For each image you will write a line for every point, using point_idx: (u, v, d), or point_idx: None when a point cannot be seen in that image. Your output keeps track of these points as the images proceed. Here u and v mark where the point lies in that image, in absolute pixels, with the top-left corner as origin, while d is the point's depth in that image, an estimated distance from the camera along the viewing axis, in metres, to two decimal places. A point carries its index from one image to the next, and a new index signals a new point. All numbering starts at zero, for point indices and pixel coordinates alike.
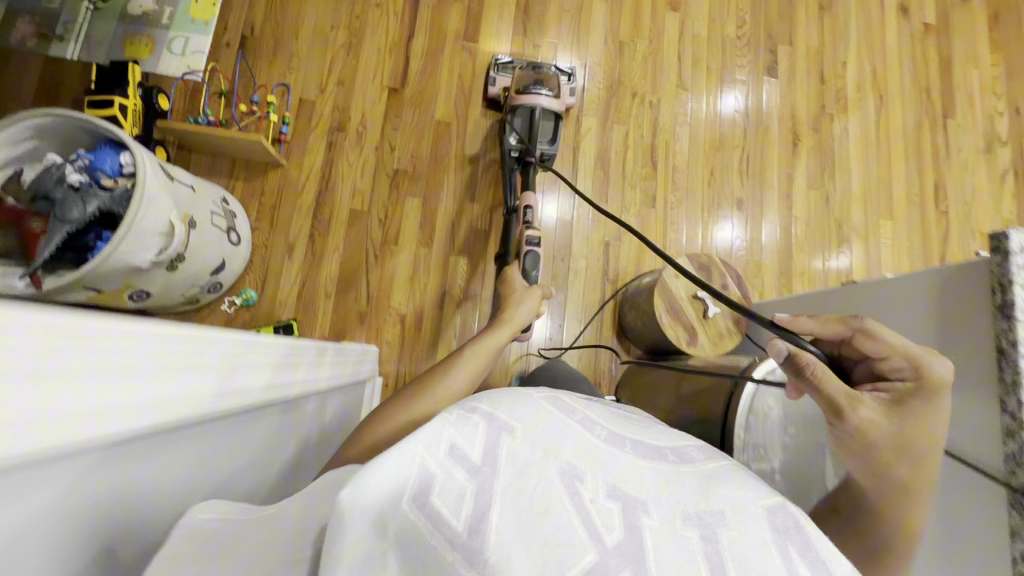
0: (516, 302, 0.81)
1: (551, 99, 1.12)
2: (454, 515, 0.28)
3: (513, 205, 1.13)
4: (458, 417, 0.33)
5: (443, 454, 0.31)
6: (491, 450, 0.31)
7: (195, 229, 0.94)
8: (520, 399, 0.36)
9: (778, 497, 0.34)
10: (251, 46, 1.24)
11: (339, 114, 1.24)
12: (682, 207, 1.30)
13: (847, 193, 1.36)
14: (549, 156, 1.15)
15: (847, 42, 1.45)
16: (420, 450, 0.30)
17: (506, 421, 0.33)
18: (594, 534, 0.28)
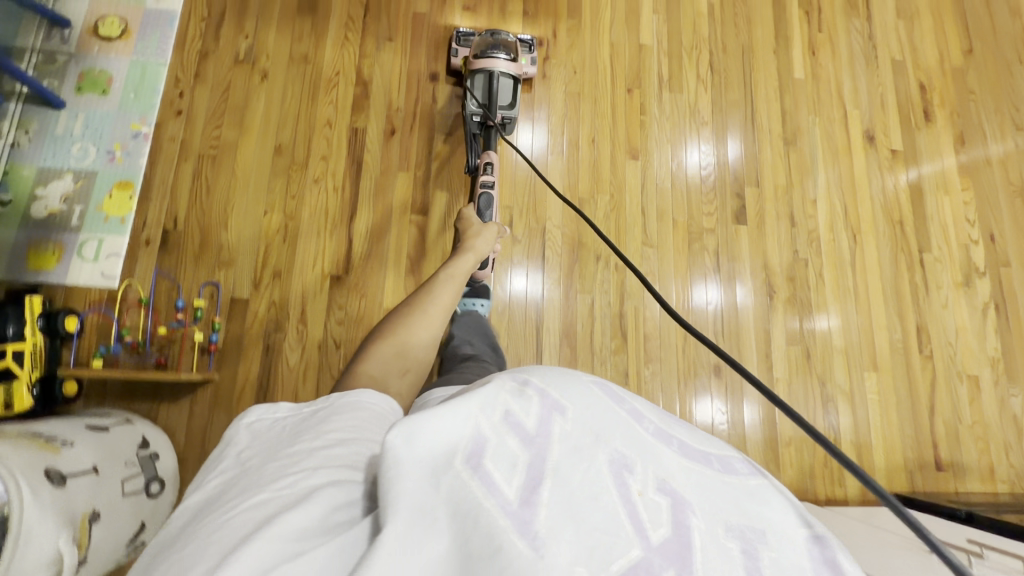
0: (474, 235, 1.06)
1: (509, 63, 1.19)
2: (507, 482, 0.30)
3: (475, 163, 1.22)
4: (514, 389, 0.35)
5: (500, 417, 0.33)
6: (546, 421, 0.33)
7: (101, 518, 0.81)
8: (574, 381, 0.36)
9: (797, 513, 0.32)
10: (174, 242, 1.12)
11: (277, 312, 1.13)
12: (657, 380, 1.21)
13: (828, 346, 1.29)
14: (509, 119, 1.23)
15: (815, 179, 1.39)
16: (476, 410, 0.33)
17: (558, 400, 0.34)
18: (640, 530, 0.29)
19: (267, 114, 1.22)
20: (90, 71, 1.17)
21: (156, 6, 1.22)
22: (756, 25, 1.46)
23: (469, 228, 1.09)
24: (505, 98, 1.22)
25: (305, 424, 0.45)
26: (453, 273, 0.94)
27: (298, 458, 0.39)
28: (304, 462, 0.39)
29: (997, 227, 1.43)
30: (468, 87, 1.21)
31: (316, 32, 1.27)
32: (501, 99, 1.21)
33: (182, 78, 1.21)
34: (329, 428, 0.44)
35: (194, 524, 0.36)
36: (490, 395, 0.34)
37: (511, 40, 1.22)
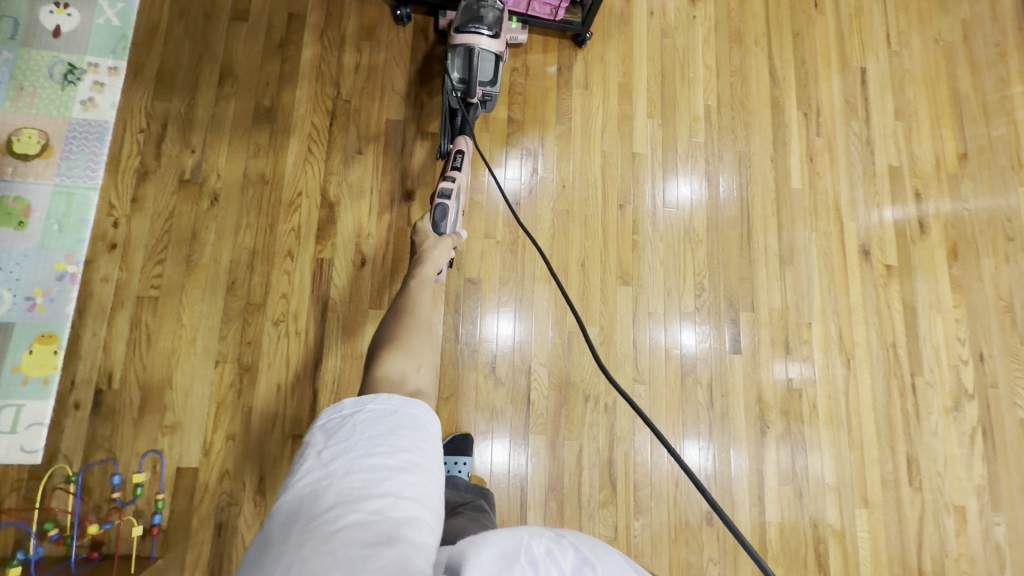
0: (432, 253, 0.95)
1: (491, 40, 1.08)
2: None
3: (447, 148, 1.15)
4: (556, 537, 0.42)
5: (543, 548, 0.40)
6: (580, 568, 0.40)
7: None
8: (603, 552, 0.43)
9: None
10: (109, 404, 0.99)
11: (231, 480, 1.00)
12: (647, 533, 1.15)
13: (821, 483, 1.25)
14: (491, 95, 1.13)
15: (810, 301, 1.34)
16: (528, 536, 0.41)
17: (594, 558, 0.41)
18: None
19: (219, 245, 1.08)
20: (3, 199, 1.01)
21: (85, 116, 1.07)
22: (754, 132, 1.41)
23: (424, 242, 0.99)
24: (486, 74, 1.11)
25: (376, 433, 0.46)
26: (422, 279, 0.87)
27: (382, 479, 0.43)
28: (386, 485, 0.42)
29: (986, 347, 1.42)
30: (449, 58, 1.10)
31: (276, 145, 1.14)
32: (482, 75, 1.11)
33: (116, 204, 1.06)
34: (400, 443, 0.46)
35: (298, 526, 0.39)
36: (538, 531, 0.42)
37: (498, 7, 1.10)
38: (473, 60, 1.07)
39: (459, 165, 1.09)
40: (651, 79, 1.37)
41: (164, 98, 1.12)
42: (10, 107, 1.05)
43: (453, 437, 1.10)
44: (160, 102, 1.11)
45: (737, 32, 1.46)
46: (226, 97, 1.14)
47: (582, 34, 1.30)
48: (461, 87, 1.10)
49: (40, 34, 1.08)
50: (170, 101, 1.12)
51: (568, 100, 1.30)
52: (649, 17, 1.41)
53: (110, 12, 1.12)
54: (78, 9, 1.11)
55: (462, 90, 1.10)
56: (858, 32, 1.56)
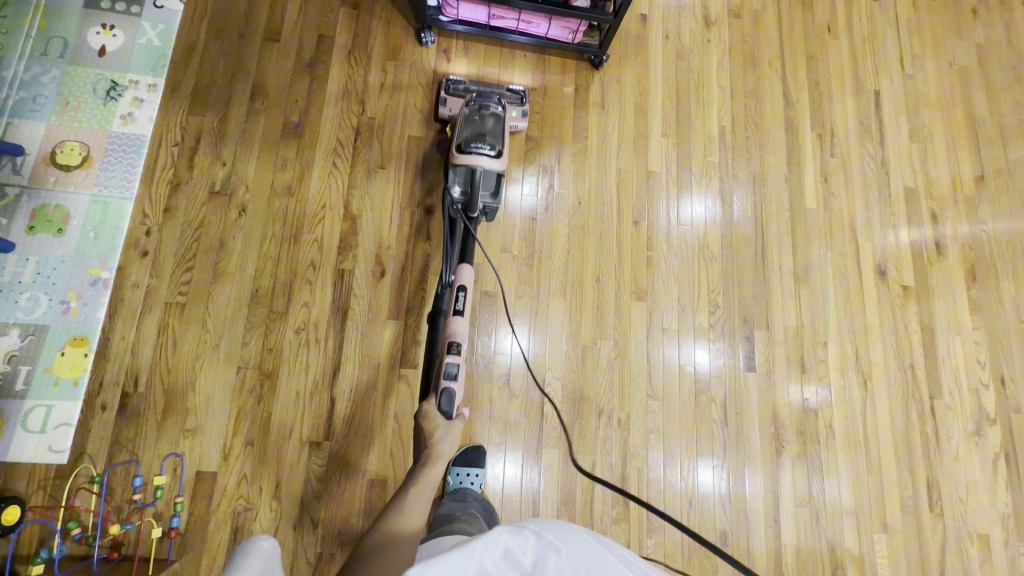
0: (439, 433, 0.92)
1: (493, 159, 1.11)
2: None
3: (449, 279, 1.09)
4: (513, 531, 0.56)
5: (500, 555, 0.52)
6: (538, 558, 0.53)
7: None
8: (566, 531, 0.58)
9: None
10: (135, 407, 1.01)
11: (248, 485, 1.02)
12: (660, 551, 1.13)
13: (838, 504, 1.23)
14: (492, 209, 1.14)
15: (826, 321, 1.34)
16: (483, 546, 0.53)
17: (552, 540, 0.56)
18: None
19: (244, 256, 1.12)
20: (44, 207, 1.06)
21: (124, 129, 1.13)
22: (768, 152, 1.43)
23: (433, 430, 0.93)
24: (489, 187, 1.13)
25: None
26: (424, 483, 0.80)
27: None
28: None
29: (1007, 369, 1.40)
30: (451, 176, 1.11)
31: (302, 159, 1.19)
32: (484, 189, 1.12)
33: (149, 213, 1.10)
34: None
35: None
36: (494, 535, 0.54)
37: (498, 116, 1.14)
38: (475, 177, 1.09)
39: (460, 308, 1.04)
40: (666, 99, 1.40)
41: (198, 114, 1.17)
42: (55, 121, 1.10)
43: (467, 448, 1.11)
44: (194, 118, 1.17)
45: (752, 56, 1.49)
46: (256, 113, 1.19)
47: (599, 57, 1.34)
48: (464, 200, 1.10)
49: (85, 52, 1.15)
50: (204, 116, 1.17)
51: (584, 119, 1.34)
52: (664, 40, 1.44)
53: (151, 32, 1.19)
54: (122, 29, 1.18)
55: (461, 210, 1.10)
56: (872, 56, 1.58)
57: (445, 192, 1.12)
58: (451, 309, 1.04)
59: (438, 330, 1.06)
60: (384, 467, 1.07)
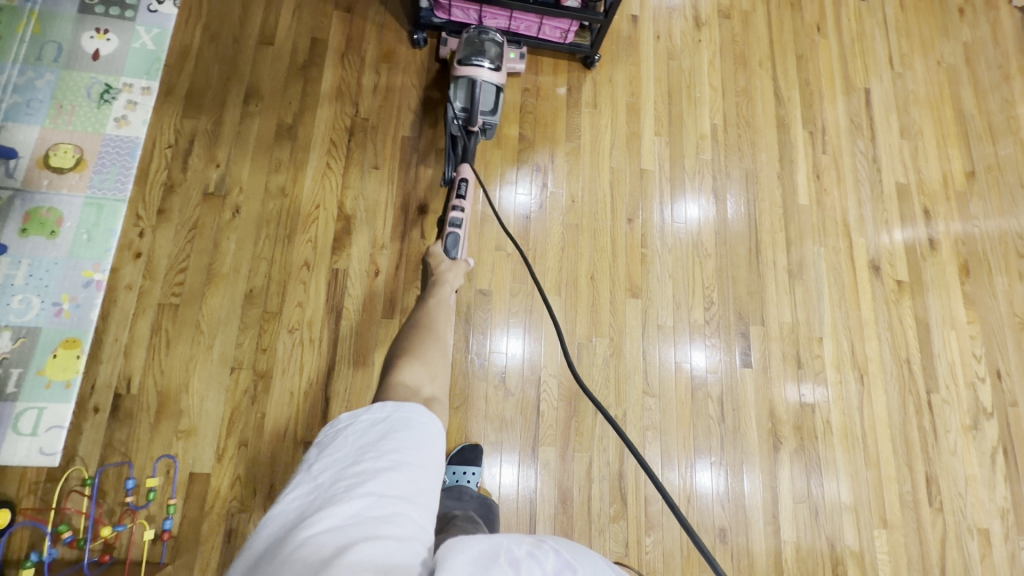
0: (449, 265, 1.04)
1: (492, 72, 1.15)
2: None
3: (451, 176, 1.17)
4: (531, 545, 0.42)
5: (513, 566, 0.39)
6: (564, 572, 0.40)
7: None
8: (583, 552, 0.45)
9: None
10: (127, 410, 1.01)
11: (241, 487, 1.01)
12: (659, 550, 1.12)
13: (837, 499, 1.23)
14: (491, 126, 1.19)
15: (821, 316, 1.34)
16: (499, 553, 0.39)
17: (573, 563, 0.42)
18: None
19: (238, 256, 1.12)
20: (37, 210, 1.06)
21: (117, 132, 1.13)
22: (761, 150, 1.44)
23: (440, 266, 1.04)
24: (488, 104, 1.17)
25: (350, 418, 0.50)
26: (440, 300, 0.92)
27: (353, 416, 0.51)
28: (363, 427, 0.50)
29: (1003, 364, 1.40)
30: (453, 89, 1.16)
31: (296, 160, 1.19)
32: (483, 105, 1.17)
33: (143, 215, 1.10)
34: (390, 445, 0.48)
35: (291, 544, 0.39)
36: (508, 542, 0.41)
37: (497, 43, 1.18)
38: (476, 90, 1.13)
39: (462, 197, 1.12)
40: (659, 99, 1.41)
41: (192, 117, 1.17)
42: (48, 125, 1.11)
43: (462, 447, 1.10)
44: (188, 120, 1.17)
45: (743, 56, 1.50)
46: (250, 115, 1.20)
47: (591, 57, 1.35)
48: (465, 115, 1.16)
49: (80, 56, 1.16)
50: (198, 119, 1.17)
51: (577, 118, 1.35)
52: (655, 41, 1.46)
53: (146, 37, 1.20)
54: (117, 34, 1.19)
55: (463, 120, 1.15)
56: (861, 56, 1.60)
57: (446, 108, 1.17)
58: (455, 194, 1.12)
59: (441, 220, 1.13)
60: None
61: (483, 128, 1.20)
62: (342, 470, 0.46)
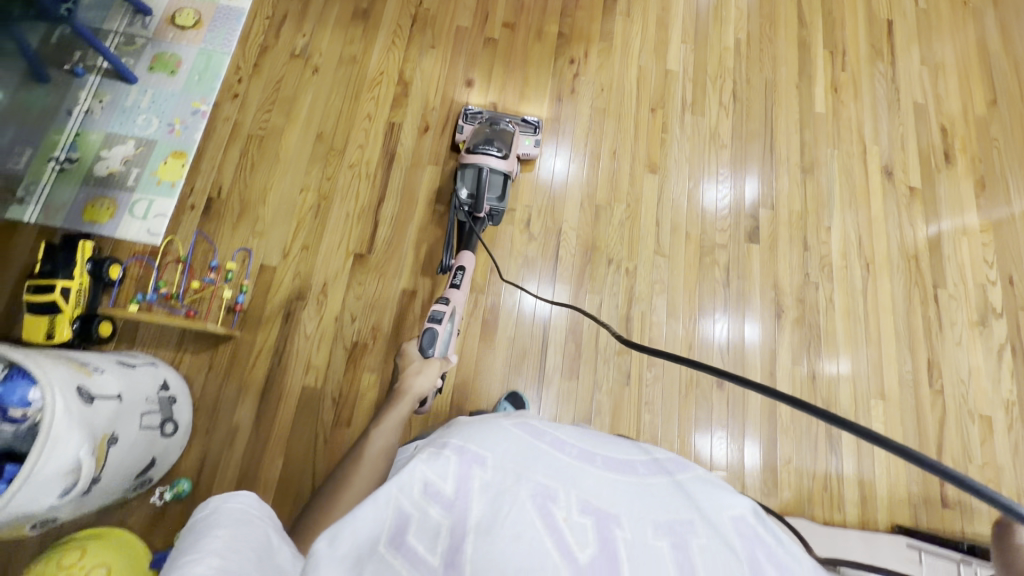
0: (415, 373, 0.98)
1: (500, 159, 1.19)
2: (430, 552, 0.50)
3: (449, 262, 1.19)
4: (430, 457, 0.59)
5: (419, 491, 0.55)
6: (459, 485, 0.55)
7: (117, 442, 0.86)
8: (495, 434, 0.64)
9: (741, 511, 0.57)
10: (216, 210, 1.22)
11: (300, 281, 1.19)
12: (658, 386, 1.22)
13: (835, 367, 1.29)
14: (498, 211, 1.23)
15: (830, 209, 1.43)
16: (396, 493, 0.54)
17: (480, 454, 0.59)
18: (569, 554, 0.49)
19: (314, 105, 1.33)
20: (163, 55, 1.31)
21: (228, 4, 1.38)
22: (781, 64, 1.56)
23: (407, 365, 1.02)
24: (494, 191, 1.22)
25: (211, 510, 0.54)
26: (388, 422, 0.85)
27: (236, 504, 0.56)
28: (244, 518, 0.54)
29: (1017, 271, 1.43)
30: (458, 180, 1.20)
31: (367, 37, 1.41)
32: (491, 191, 1.21)
33: (242, 67, 1.34)
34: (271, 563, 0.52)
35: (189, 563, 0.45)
36: (409, 475, 0.56)
37: (509, 132, 1.24)
38: (483, 179, 1.17)
39: (458, 283, 1.14)
40: (687, 14, 1.57)
41: None
42: None
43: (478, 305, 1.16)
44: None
45: None
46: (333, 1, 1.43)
47: None
48: (472, 201, 1.19)
49: None
50: None
51: (611, 23, 1.52)
52: None
53: None
54: None
55: (470, 209, 1.18)
56: None
57: (453, 194, 1.21)
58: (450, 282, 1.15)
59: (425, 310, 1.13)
60: (416, 283, 1.23)
61: (490, 214, 1.23)
62: (223, 531, 0.51)
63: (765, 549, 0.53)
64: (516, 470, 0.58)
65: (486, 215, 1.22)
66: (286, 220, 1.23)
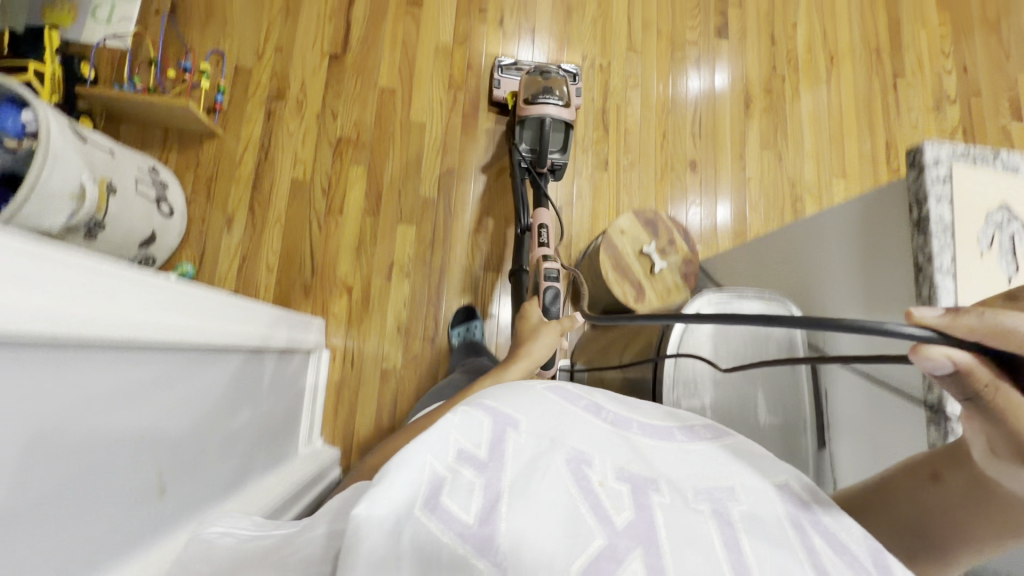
0: (534, 335, 0.81)
1: (561, 109, 1.05)
2: (465, 503, 0.30)
3: (526, 222, 1.09)
4: (462, 423, 0.36)
5: (451, 456, 0.33)
6: (496, 449, 0.34)
7: (116, 195, 0.89)
8: (527, 402, 0.40)
9: (784, 477, 0.39)
10: (183, 14, 1.19)
11: (277, 81, 1.19)
12: (634, 170, 1.28)
13: (800, 152, 1.36)
14: (561, 166, 1.11)
15: (796, 4, 1.44)
16: (429, 455, 0.33)
17: (511, 416, 0.38)
18: (605, 517, 0.31)
19: None
20: None
21: None
22: None
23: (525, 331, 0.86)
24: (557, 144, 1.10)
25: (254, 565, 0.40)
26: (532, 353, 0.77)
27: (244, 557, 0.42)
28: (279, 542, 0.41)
29: (971, 62, 1.49)
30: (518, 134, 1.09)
31: None
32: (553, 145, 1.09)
33: None
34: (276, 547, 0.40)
35: None
36: (438, 433, 0.35)
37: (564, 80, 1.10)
38: (544, 131, 1.05)
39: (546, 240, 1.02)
40: None
41: None
42: None
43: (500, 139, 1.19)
44: None
45: None
46: None
47: None
48: (532, 158, 1.08)
49: None
50: None
51: None
52: None
53: None
54: None
55: (530, 165, 1.08)
56: None
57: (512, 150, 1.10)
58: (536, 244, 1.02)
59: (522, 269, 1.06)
60: (394, 82, 1.23)
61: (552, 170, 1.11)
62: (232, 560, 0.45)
63: (828, 537, 0.34)
64: (551, 435, 0.37)
65: (548, 171, 1.11)
66: (255, 24, 1.21)
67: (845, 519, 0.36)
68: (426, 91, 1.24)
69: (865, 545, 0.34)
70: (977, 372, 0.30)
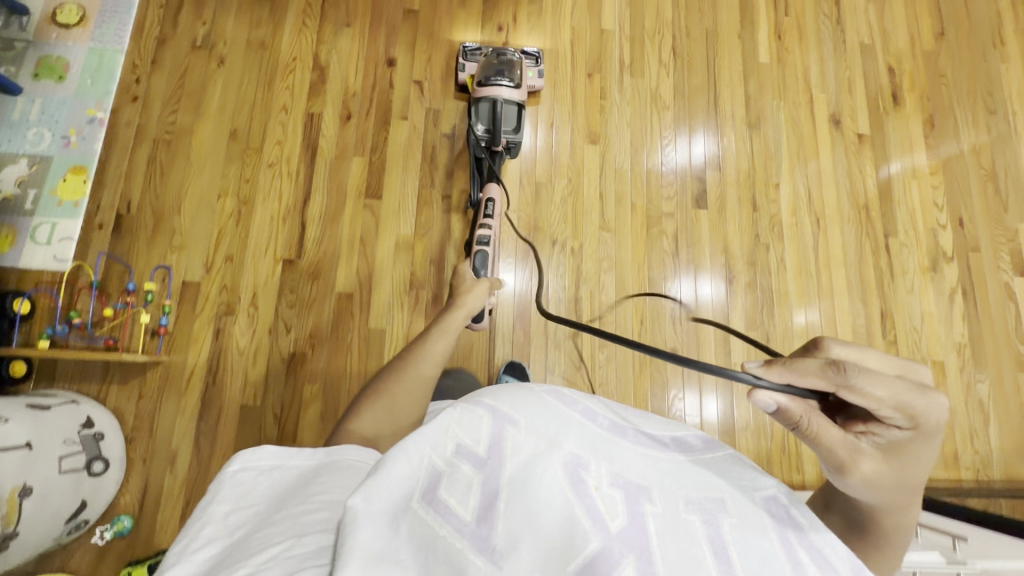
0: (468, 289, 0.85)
1: (512, 89, 1.18)
2: (463, 505, 0.39)
3: (478, 197, 1.19)
4: (463, 417, 0.44)
5: (451, 451, 0.43)
6: (495, 447, 0.43)
7: (30, 494, 0.81)
8: (530, 400, 0.47)
9: (773, 490, 0.46)
10: (128, 227, 1.14)
11: (228, 295, 1.13)
12: (610, 364, 1.20)
13: (787, 330, 1.27)
14: (514, 143, 1.20)
15: (779, 165, 1.37)
16: (429, 449, 0.42)
17: (510, 411, 0.45)
18: (600, 522, 0.39)
19: (224, 103, 1.23)
20: (48, 58, 1.19)
21: None
22: (723, 9, 1.45)
23: (461, 285, 0.89)
24: (510, 123, 1.19)
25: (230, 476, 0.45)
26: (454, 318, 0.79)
27: (281, 459, 0.47)
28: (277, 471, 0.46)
29: (968, 213, 1.41)
30: (474, 116, 1.18)
31: (275, 16, 1.29)
32: (506, 124, 1.18)
33: (139, 65, 1.22)
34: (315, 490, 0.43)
35: None
36: (441, 428, 0.43)
37: (518, 61, 1.21)
38: (497, 113, 1.16)
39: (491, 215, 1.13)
40: None
41: None
42: None
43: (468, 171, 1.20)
44: None
45: None
46: None
47: None
48: (488, 138, 1.18)
49: None
50: None
51: None
52: None
53: None
54: None
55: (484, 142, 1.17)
56: None
57: (469, 129, 1.18)
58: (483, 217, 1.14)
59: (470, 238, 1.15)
60: (351, 285, 1.17)
61: (507, 148, 1.20)
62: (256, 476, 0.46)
63: (796, 536, 0.41)
64: (551, 437, 0.44)
65: (503, 149, 1.20)
66: (204, 233, 1.15)
67: (809, 535, 0.42)
68: (386, 293, 1.17)
69: (847, 562, 0.40)
70: (797, 414, 0.38)
